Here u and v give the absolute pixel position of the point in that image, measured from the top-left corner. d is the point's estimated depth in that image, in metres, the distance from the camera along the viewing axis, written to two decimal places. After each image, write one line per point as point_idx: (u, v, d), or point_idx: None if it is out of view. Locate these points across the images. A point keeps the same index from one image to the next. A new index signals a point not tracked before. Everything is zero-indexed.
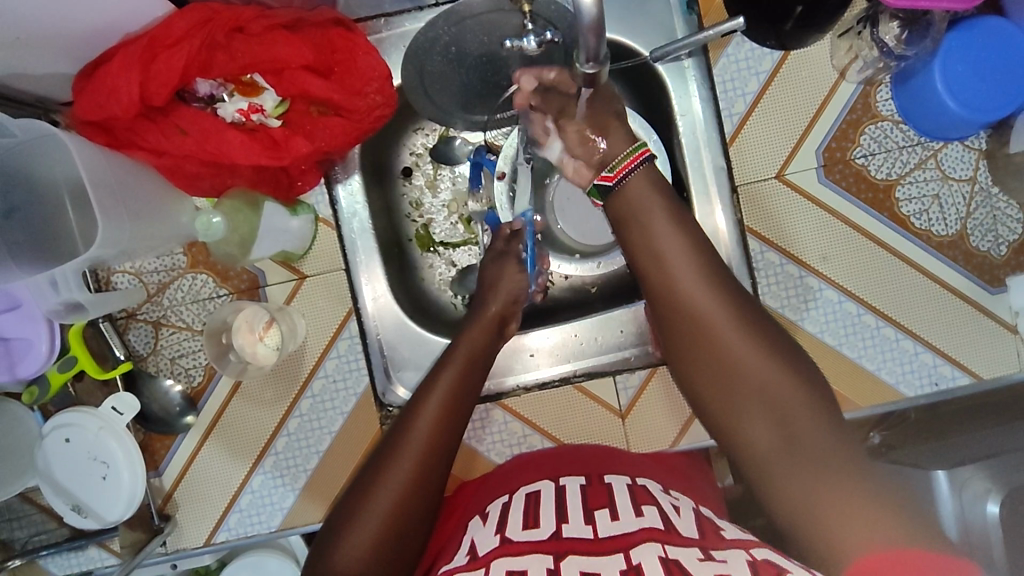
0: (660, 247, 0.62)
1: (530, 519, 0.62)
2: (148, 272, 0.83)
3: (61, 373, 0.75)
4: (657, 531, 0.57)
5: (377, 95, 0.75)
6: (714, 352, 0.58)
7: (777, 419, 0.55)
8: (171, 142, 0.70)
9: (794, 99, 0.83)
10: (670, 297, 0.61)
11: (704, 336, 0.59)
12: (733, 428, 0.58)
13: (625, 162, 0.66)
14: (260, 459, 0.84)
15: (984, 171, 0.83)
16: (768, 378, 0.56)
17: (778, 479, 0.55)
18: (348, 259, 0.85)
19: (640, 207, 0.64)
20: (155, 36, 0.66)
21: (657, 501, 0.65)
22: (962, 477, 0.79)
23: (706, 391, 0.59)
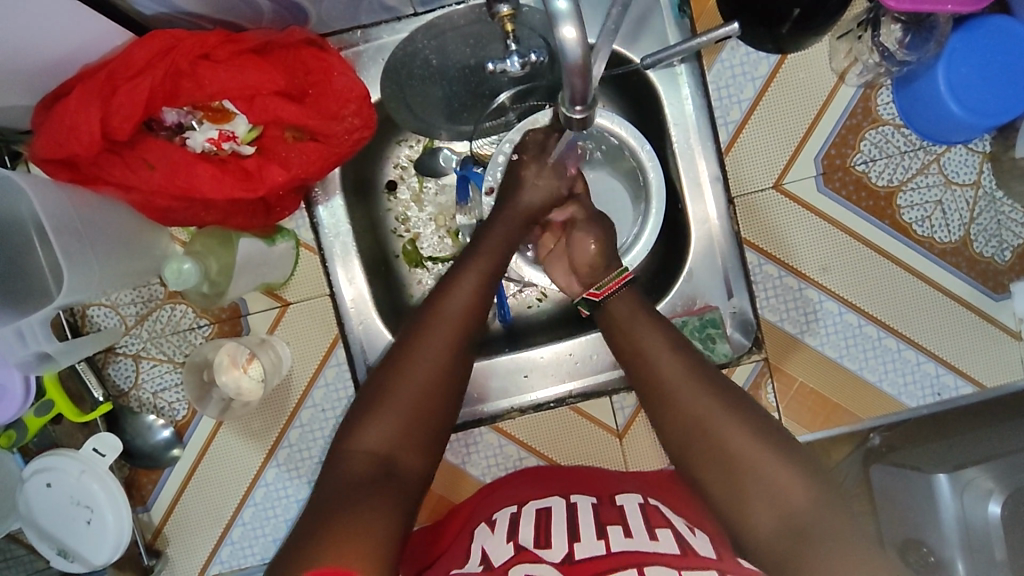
0: (640, 335, 0.66)
1: (542, 535, 0.61)
2: (125, 304, 0.80)
3: (38, 418, 0.73)
4: (671, 554, 0.55)
5: (355, 117, 0.71)
6: (700, 428, 0.60)
7: (775, 501, 0.56)
8: (139, 177, 0.66)
9: (790, 105, 0.80)
10: (658, 387, 0.63)
11: (687, 412, 0.61)
12: (732, 502, 0.57)
13: (612, 282, 0.71)
14: (264, 467, 0.82)
15: (988, 174, 0.80)
16: (757, 450, 0.58)
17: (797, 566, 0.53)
18: (328, 271, 0.82)
19: (617, 311, 0.69)
20: (115, 68, 0.63)
21: (671, 523, 0.63)
22: (966, 478, 0.67)
23: (696, 465, 0.59)
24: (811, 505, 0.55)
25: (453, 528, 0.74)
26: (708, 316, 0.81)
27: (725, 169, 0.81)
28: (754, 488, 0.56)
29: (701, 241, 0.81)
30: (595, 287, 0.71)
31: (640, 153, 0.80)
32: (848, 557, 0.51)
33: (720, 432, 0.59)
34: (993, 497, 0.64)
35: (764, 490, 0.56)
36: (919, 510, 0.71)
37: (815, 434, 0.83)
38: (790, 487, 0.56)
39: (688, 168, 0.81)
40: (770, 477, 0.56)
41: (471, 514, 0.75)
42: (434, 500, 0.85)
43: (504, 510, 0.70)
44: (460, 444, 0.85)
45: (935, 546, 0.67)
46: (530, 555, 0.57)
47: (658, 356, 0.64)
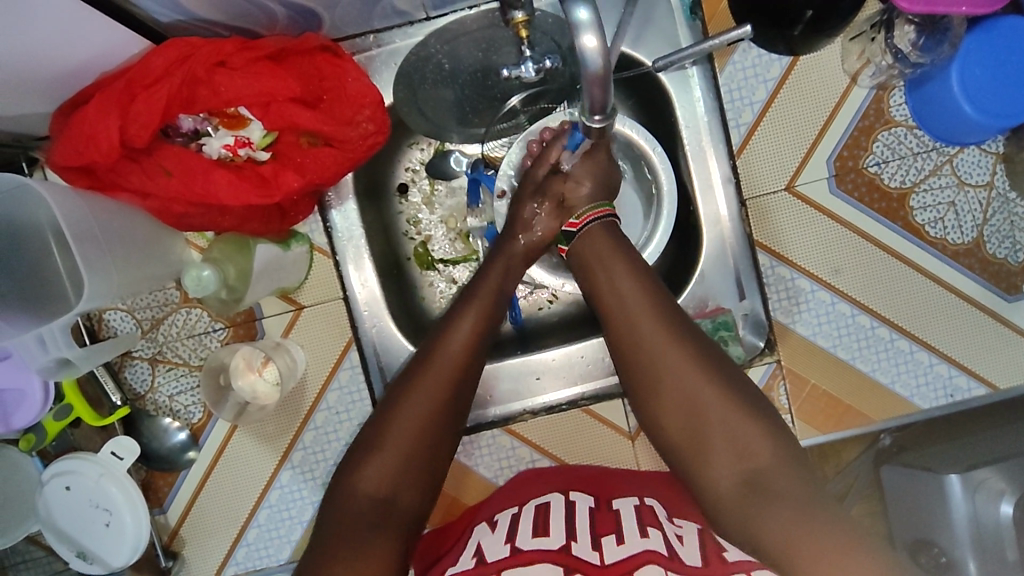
0: (619, 286, 0.66)
1: (540, 529, 0.62)
2: (141, 308, 0.81)
3: (56, 422, 0.74)
4: (662, 557, 0.57)
5: (369, 123, 0.71)
6: (673, 385, 0.62)
7: (738, 456, 0.59)
8: (156, 184, 0.67)
9: (802, 106, 0.80)
10: (631, 336, 0.64)
11: (661, 369, 0.62)
12: (697, 454, 0.60)
13: (591, 212, 0.72)
14: (277, 473, 0.82)
15: (1002, 176, 0.80)
16: (725, 413, 0.60)
17: (754, 516, 0.56)
18: (342, 271, 0.82)
19: (593, 257, 0.70)
20: (133, 77, 0.63)
21: (661, 524, 0.64)
22: (978, 478, 0.69)
23: (664, 419, 0.62)
24: (775, 467, 0.58)
25: (457, 533, 0.76)
26: (720, 319, 0.80)
27: (737, 171, 0.82)
28: (719, 441, 0.59)
29: (712, 243, 0.81)
30: (573, 218, 0.73)
31: (652, 156, 0.81)
32: (796, 516, 0.55)
33: (690, 389, 0.61)
34: (1005, 497, 0.66)
35: (730, 450, 0.59)
36: (933, 513, 0.71)
37: (827, 435, 0.83)
38: (752, 450, 0.59)
39: (699, 170, 0.81)
40: (736, 432, 0.59)
41: (477, 515, 0.77)
42: (449, 502, 0.85)
43: (505, 510, 0.72)
44: (474, 446, 0.85)
45: (947, 547, 0.67)
46: (526, 554, 0.57)
47: (634, 308, 0.65)
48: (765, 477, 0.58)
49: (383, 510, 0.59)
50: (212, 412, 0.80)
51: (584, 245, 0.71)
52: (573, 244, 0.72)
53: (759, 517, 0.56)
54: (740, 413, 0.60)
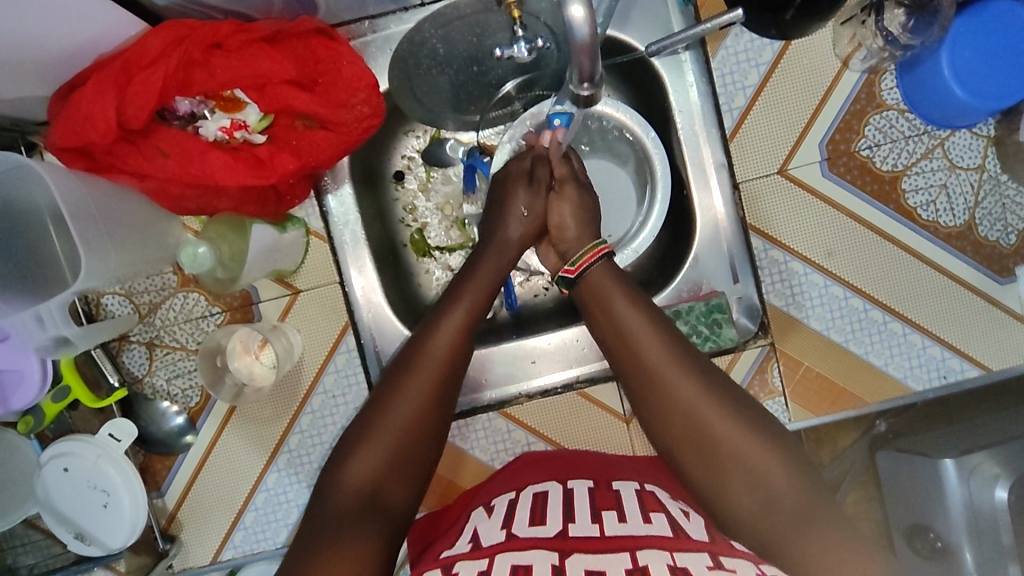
0: (623, 315, 0.66)
1: (537, 516, 0.62)
2: (139, 292, 0.82)
3: (55, 403, 0.75)
4: (665, 538, 0.56)
5: (364, 106, 0.72)
6: (684, 417, 0.61)
7: (759, 487, 0.58)
8: (154, 166, 0.68)
9: (794, 90, 0.81)
10: (641, 373, 0.63)
11: (671, 400, 0.61)
12: (718, 489, 0.59)
13: (585, 256, 0.70)
14: (273, 457, 0.83)
15: (993, 159, 0.81)
16: (738, 440, 0.59)
17: (783, 547, 0.56)
18: (338, 260, 0.83)
19: (601, 290, 0.68)
20: (130, 57, 0.64)
21: (665, 507, 0.64)
22: (971, 463, 0.67)
23: (677, 452, 0.61)
24: (795, 495, 0.57)
25: (454, 515, 0.76)
26: (714, 301, 0.81)
27: (729, 156, 0.82)
28: (738, 474, 0.58)
29: (706, 228, 0.82)
30: (568, 264, 0.72)
31: (645, 140, 0.81)
32: (830, 541, 0.55)
33: (704, 425, 0.60)
34: (999, 482, 0.65)
35: (749, 483, 0.58)
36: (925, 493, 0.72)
37: (822, 417, 0.83)
38: (770, 474, 0.58)
39: (692, 154, 0.82)
40: (753, 464, 0.58)
41: (473, 498, 0.77)
42: (445, 485, 0.86)
43: (502, 495, 0.71)
44: (469, 429, 0.86)
45: (941, 532, 0.68)
46: (521, 541, 0.57)
47: (640, 340, 0.64)
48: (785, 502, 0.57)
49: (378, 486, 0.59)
50: (209, 395, 0.81)
51: (588, 279, 0.69)
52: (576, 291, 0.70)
53: (790, 544, 0.55)
54: (755, 443, 0.59)
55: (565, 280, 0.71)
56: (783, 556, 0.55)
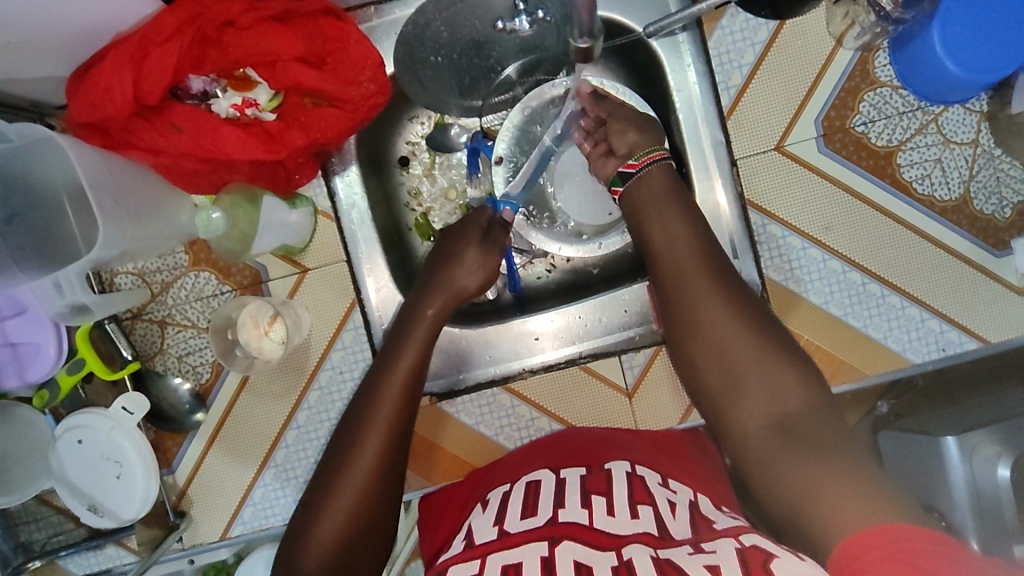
0: (670, 229, 0.68)
1: (528, 507, 0.63)
2: (151, 271, 0.84)
3: (70, 376, 0.75)
4: (652, 537, 0.57)
5: (371, 83, 0.74)
6: (709, 327, 0.61)
7: (770, 401, 0.57)
8: (168, 140, 0.70)
9: (789, 69, 0.83)
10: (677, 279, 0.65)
11: (699, 318, 0.62)
12: (727, 398, 0.58)
13: (648, 154, 0.73)
14: (281, 434, 0.84)
15: (986, 133, 0.82)
16: (764, 362, 0.58)
17: (775, 460, 0.54)
18: (350, 251, 0.84)
19: (648, 202, 0.70)
20: (146, 34, 0.66)
21: (652, 498, 0.64)
22: (972, 442, 0.69)
23: (699, 363, 0.61)
24: (805, 417, 0.55)
25: (459, 499, 0.77)
26: None
27: (727, 134, 0.84)
28: (752, 386, 0.58)
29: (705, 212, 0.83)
30: (630, 160, 0.74)
31: None
32: (822, 471, 0.52)
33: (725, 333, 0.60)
34: (1001, 459, 0.66)
35: (763, 395, 0.57)
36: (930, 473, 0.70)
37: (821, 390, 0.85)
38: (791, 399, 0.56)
39: (688, 132, 0.83)
40: (770, 378, 0.57)
41: (477, 483, 0.77)
42: (450, 460, 0.87)
43: (498, 488, 0.72)
44: (474, 405, 0.87)
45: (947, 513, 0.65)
46: (514, 537, 0.58)
47: (687, 256, 0.65)
48: (797, 421, 0.55)
49: (383, 449, 0.61)
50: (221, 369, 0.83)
51: (641, 180, 0.72)
52: (628, 188, 0.73)
53: (780, 467, 0.54)
54: (769, 358, 0.58)
55: (625, 176, 0.74)
56: (775, 466, 0.54)
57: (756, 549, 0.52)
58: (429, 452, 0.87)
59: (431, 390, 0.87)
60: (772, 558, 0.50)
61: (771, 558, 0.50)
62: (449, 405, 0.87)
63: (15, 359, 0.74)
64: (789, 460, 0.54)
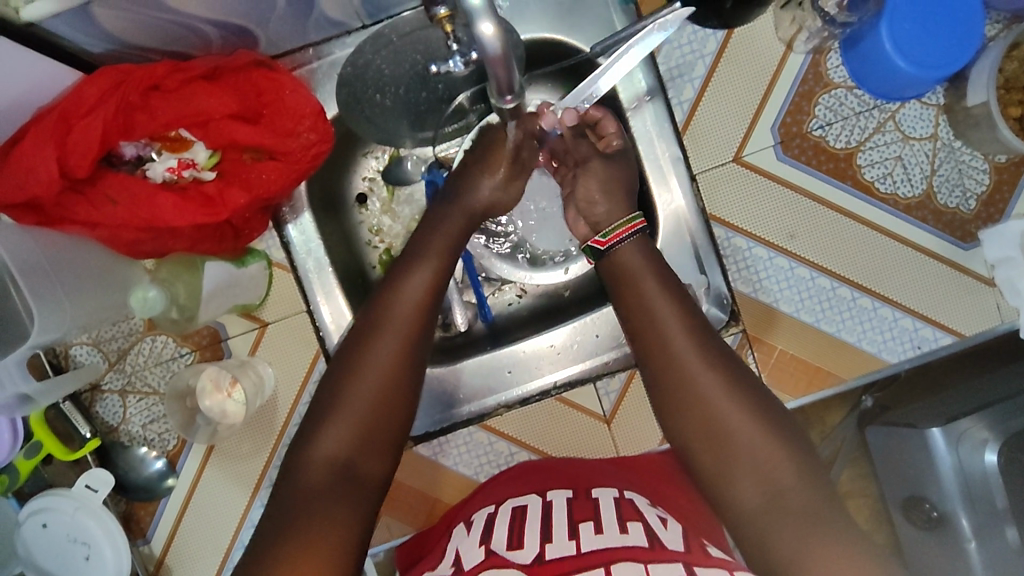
0: (644, 290, 0.67)
1: (514, 536, 0.62)
2: (106, 340, 0.81)
3: (28, 460, 0.74)
4: (641, 548, 0.57)
5: (310, 132, 0.71)
6: (694, 404, 0.61)
7: (761, 477, 0.58)
8: (103, 213, 0.67)
9: (741, 78, 0.81)
10: (660, 348, 0.64)
11: (687, 386, 0.62)
12: (720, 475, 0.60)
13: (617, 230, 0.71)
14: (255, 495, 0.82)
15: (944, 126, 0.81)
16: (752, 436, 0.59)
17: (773, 539, 0.56)
18: (307, 296, 0.81)
19: (629, 270, 0.69)
20: (65, 108, 0.64)
21: (642, 515, 0.64)
22: (960, 428, 0.70)
23: (690, 439, 0.62)
24: (797, 489, 0.57)
25: (438, 534, 0.76)
26: None
27: (685, 149, 0.82)
28: (743, 462, 0.59)
29: (670, 221, 0.81)
30: (600, 235, 0.72)
31: None
32: (821, 548, 0.54)
33: (712, 406, 0.61)
34: (988, 446, 0.68)
35: (753, 471, 0.58)
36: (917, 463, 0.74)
37: (800, 399, 0.83)
38: (781, 465, 0.58)
39: (647, 154, 0.81)
40: (758, 453, 0.58)
41: (454, 517, 0.76)
42: (432, 505, 0.85)
43: (481, 510, 0.71)
44: (452, 445, 0.85)
45: (937, 502, 0.72)
46: (502, 558, 0.58)
47: (666, 326, 0.65)
48: (788, 493, 0.57)
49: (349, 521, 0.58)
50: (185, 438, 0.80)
51: (617, 252, 0.70)
52: (604, 262, 0.71)
53: (788, 537, 0.55)
54: (753, 424, 0.59)
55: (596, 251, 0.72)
56: (775, 550, 0.56)
57: None
58: (408, 497, 0.85)
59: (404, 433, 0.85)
60: None
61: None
62: (424, 447, 0.85)
63: None
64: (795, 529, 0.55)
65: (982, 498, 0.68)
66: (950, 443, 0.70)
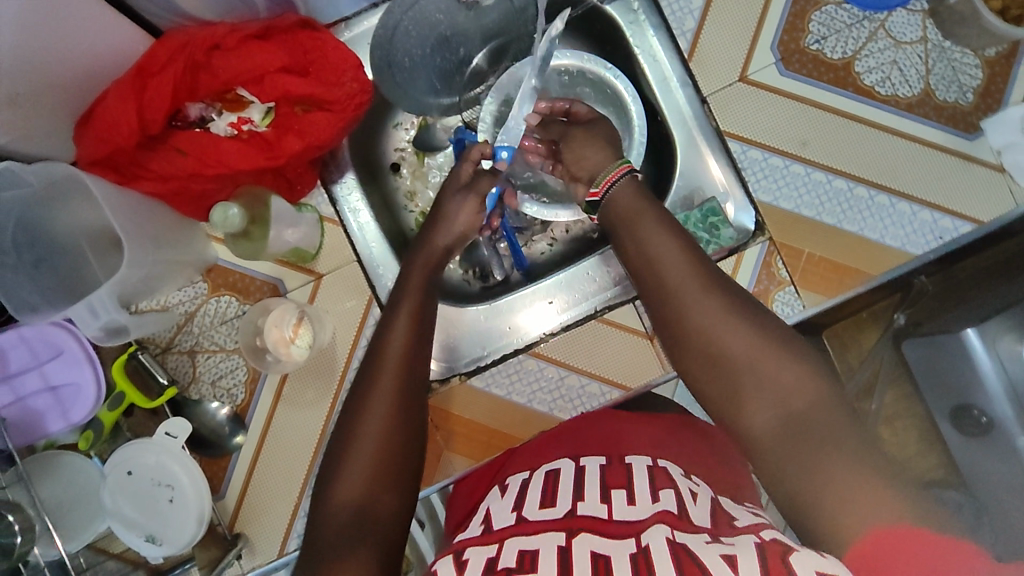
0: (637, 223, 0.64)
1: (547, 497, 0.60)
2: (174, 305, 0.86)
3: (112, 412, 0.79)
4: (671, 515, 0.54)
5: (354, 82, 0.79)
6: (696, 332, 0.58)
7: (773, 402, 0.55)
8: (174, 164, 0.75)
9: (737, 5, 0.88)
10: (652, 275, 0.61)
11: (684, 315, 0.59)
12: (728, 400, 0.57)
13: (609, 175, 0.68)
14: (320, 442, 0.85)
15: (932, 29, 0.87)
16: (760, 360, 0.56)
17: (788, 473, 0.53)
18: (360, 251, 0.87)
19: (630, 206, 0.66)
20: (143, 67, 0.73)
21: (675, 485, 0.61)
22: (991, 332, 0.78)
23: (694, 365, 0.59)
24: (814, 412, 0.54)
25: (484, 482, 0.77)
26: (707, 206, 0.85)
27: (693, 74, 0.88)
28: (751, 387, 0.56)
29: (683, 182, 0.87)
30: (594, 187, 0.69)
31: (613, 79, 0.88)
32: (837, 476, 0.51)
33: (714, 330, 0.57)
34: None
35: (766, 396, 0.55)
36: (959, 371, 0.80)
37: (832, 299, 0.86)
38: (792, 390, 0.55)
39: (664, 92, 0.88)
40: (767, 375, 0.55)
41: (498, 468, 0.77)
42: (491, 435, 0.88)
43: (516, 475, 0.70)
44: (503, 375, 0.89)
45: (986, 408, 0.78)
46: (530, 525, 0.55)
47: (657, 253, 0.62)
48: (803, 419, 0.54)
49: None
50: (258, 369, 0.85)
51: (615, 198, 0.67)
52: (603, 213, 0.68)
53: (796, 471, 0.53)
54: (761, 350, 0.56)
55: (593, 204, 0.70)
56: (789, 483, 0.53)
57: (776, 542, 0.50)
58: (470, 430, 0.88)
59: (452, 372, 0.89)
60: (790, 551, 0.49)
61: (792, 552, 0.49)
62: (478, 381, 0.89)
63: (57, 403, 0.76)
64: (798, 467, 0.52)
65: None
66: (986, 345, 0.78)
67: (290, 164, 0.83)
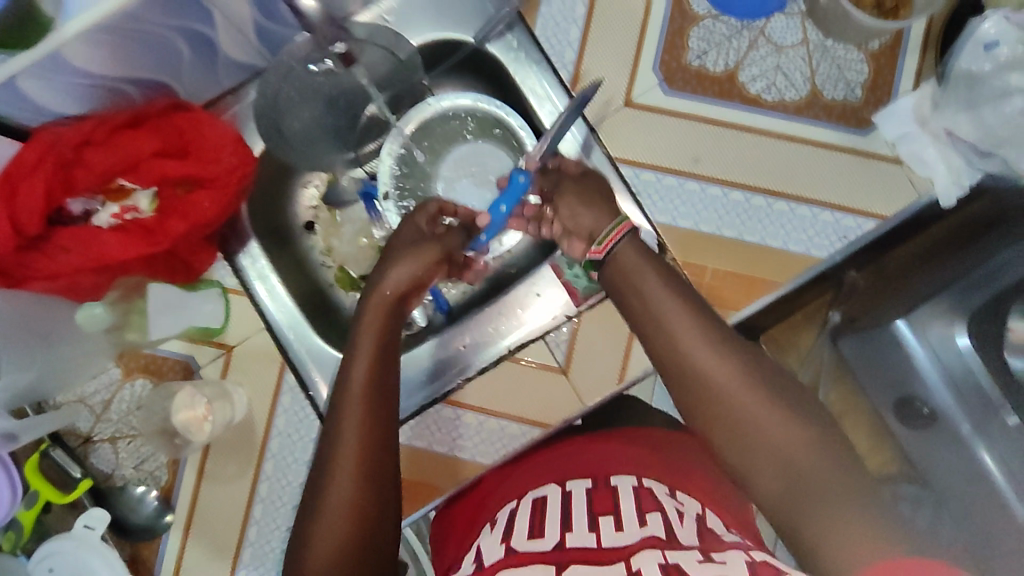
0: (640, 286, 0.65)
1: (534, 527, 0.64)
2: (90, 395, 0.87)
3: (29, 510, 0.81)
4: (657, 538, 0.59)
5: (233, 156, 0.82)
6: (701, 386, 0.61)
7: (782, 466, 0.57)
8: (58, 262, 0.75)
9: (614, 30, 0.89)
10: (659, 332, 0.63)
11: (698, 377, 0.61)
12: (738, 458, 0.59)
13: (610, 234, 0.68)
14: (250, 515, 0.86)
15: (812, 29, 0.88)
16: (770, 423, 0.59)
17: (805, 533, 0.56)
18: (269, 322, 0.89)
19: (628, 269, 0.66)
20: (10, 172, 0.73)
21: (661, 505, 0.66)
22: (923, 319, 0.90)
23: (705, 425, 0.61)
24: (825, 473, 0.56)
25: (469, 519, 0.77)
26: None
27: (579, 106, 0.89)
28: (759, 449, 0.59)
29: None
30: (595, 245, 0.68)
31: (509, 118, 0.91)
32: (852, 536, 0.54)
33: (724, 393, 0.60)
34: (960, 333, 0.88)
35: (775, 460, 0.58)
36: (895, 365, 0.92)
37: (743, 312, 0.86)
38: (801, 454, 0.58)
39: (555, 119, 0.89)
40: (779, 438, 0.58)
41: (490, 495, 0.79)
42: (422, 485, 0.90)
43: (503, 507, 0.73)
44: (426, 427, 0.91)
45: (927, 400, 0.90)
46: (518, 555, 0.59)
47: (665, 312, 0.63)
48: (814, 481, 0.56)
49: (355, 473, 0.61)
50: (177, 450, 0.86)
51: (618, 258, 0.67)
52: (605, 273, 0.68)
53: (813, 532, 0.55)
54: (773, 413, 0.59)
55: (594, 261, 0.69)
56: (805, 542, 0.55)
57: (765, 563, 0.56)
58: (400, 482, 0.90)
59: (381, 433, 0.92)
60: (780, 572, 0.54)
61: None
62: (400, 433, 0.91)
63: None
64: (800, 517, 0.56)
65: (973, 393, 0.88)
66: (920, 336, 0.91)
67: (182, 243, 0.84)
